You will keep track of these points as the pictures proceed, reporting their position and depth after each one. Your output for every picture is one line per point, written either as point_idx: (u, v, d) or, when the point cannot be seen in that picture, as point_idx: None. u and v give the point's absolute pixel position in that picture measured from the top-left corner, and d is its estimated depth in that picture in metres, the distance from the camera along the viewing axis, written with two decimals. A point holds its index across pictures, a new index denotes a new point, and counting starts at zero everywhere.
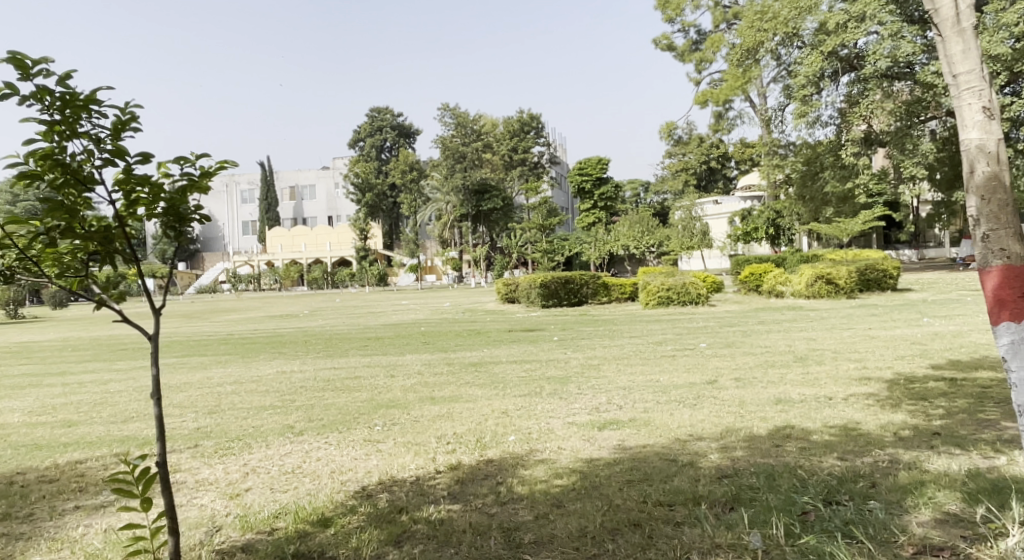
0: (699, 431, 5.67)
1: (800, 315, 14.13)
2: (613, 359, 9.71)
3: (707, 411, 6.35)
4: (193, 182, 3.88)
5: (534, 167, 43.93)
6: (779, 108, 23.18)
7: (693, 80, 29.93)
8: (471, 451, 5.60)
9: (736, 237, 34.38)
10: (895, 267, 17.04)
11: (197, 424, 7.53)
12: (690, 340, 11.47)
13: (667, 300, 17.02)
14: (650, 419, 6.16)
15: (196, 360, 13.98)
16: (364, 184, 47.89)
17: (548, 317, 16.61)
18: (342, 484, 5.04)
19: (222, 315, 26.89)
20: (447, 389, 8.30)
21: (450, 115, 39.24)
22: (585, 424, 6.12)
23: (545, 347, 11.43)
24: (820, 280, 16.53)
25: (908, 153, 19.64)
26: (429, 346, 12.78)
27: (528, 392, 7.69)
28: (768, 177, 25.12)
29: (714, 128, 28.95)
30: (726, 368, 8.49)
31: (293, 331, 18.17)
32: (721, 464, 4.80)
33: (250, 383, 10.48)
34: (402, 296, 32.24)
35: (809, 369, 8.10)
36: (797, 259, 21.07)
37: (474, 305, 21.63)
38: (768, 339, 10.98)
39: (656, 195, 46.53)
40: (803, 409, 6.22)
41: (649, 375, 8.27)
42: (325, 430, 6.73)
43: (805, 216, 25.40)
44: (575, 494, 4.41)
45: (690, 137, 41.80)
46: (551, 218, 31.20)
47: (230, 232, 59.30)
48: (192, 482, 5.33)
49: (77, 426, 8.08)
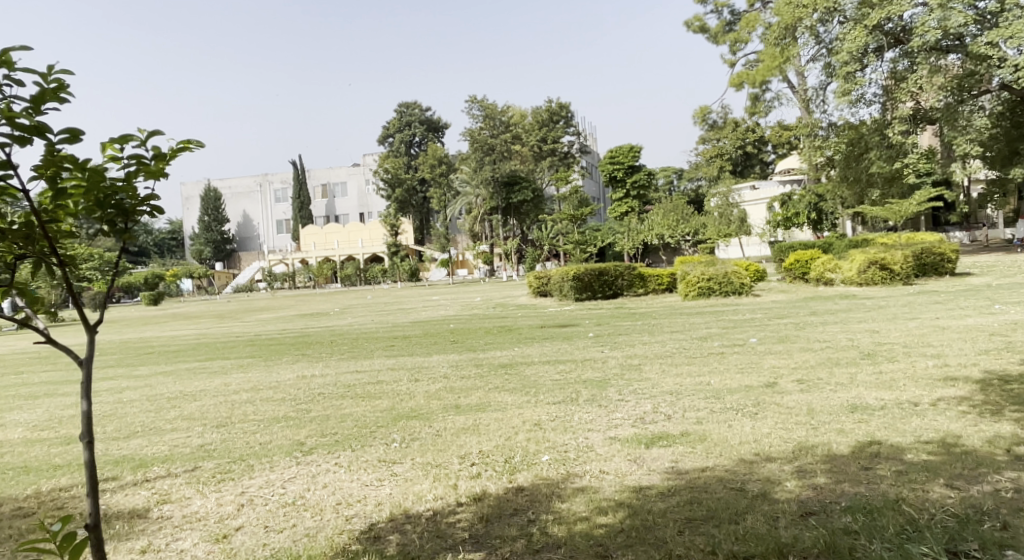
0: (766, 449, 4.80)
1: (857, 304, 13.10)
2: (655, 359, 8.81)
3: (773, 422, 5.48)
4: (140, 166, 3.10)
5: (565, 157, 42.71)
6: (820, 86, 21.64)
7: (728, 61, 28.55)
8: (499, 475, 4.81)
9: (775, 223, 33.24)
10: (952, 250, 15.92)
11: (202, 441, 6.84)
12: (738, 335, 10.51)
13: (708, 292, 16.00)
14: (706, 433, 5.30)
15: (217, 364, 13.41)
16: (394, 179, 47.22)
17: (582, 310, 15.82)
18: (346, 521, 4.32)
19: (253, 315, 26.45)
20: (474, 395, 7.50)
21: (478, 106, 38.41)
22: (630, 440, 5.28)
23: (580, 345, 10.58)
24: (873, 266, 15.43)
25: (960, 129, 17.94)
26: (458, 345, 12.01)
27: (563, 398, 6.86)
28: (809, 160, 23.51)
29: (750, 110, 27.61)
30: (784, 367, 7.56)
31: (320, 331, 17.55)
32: (801, 495, 3.97)
33: (266, 390, 9.79)
34: (433, 291, 31.63)
35: (881, 368, 7.13)
36: (845, 245, 19.88)
37: (506, 300, 20.78)
38: (824, 333, 10.04)
39: (691, 182, 45.22)
40: (887, 418, 5.33)
41: (698, 377, 7.39)
42: (337, 448, 5.97)
43: (850, 198, 23.98)
44: (624, 539, 3.67)
45: (724, 121, 40.94)
46: (583, 210, 30.33)
47: (264, 231, 59.26)
48: (178, 519, 4.66)
49: (76, 443, 7.44)
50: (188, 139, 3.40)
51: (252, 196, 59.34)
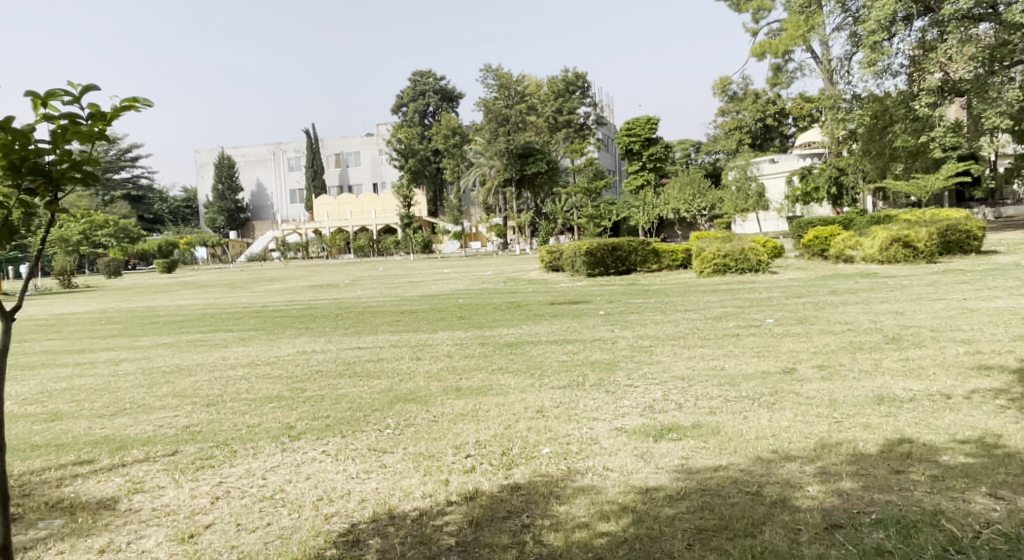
0: (786, 446, 4.39)
1: (879, 283, 12.61)
2: (667, 340, 8.38)
3: (792, 414, 5.05)
4: (71, 129, 2.92)
5: (580, 129, 41.94)
6: (845, 57, 20.83)
7: (750, 31, 27.75)
8: (495, 470, 4.46)
9: (794, 198, 32.59)
10: (979, 228, 15.34)
11: (188, 422, 6.50)
12: (754, 315, 10.05)
13: (723, 268, 15.49)
14: (720, 426, 4.88)
15: (219, 336, 13.11)
16: (407, 150, 46.51)
17: (593, 286, 15.44)
18: (324, 521, 3.96)
19: (263, 285, 26.19)
20: (476, 377, 7.11)
21: (493, 76, 37.78)
22: (637, 433, 4.88)
23: (590, 324, 10.16)
24: (896, 243, 14.89)
25: (990, 102, 16.99)
26: (464, 321, 11.61)
27: (569, 382, 6.48)
28: (831, 133, 22.55)
29: (772, 81, 26.79)
30: (803, 352, 7.12)
31: (326, 303, 17.22)
32: (826, 504, 3.58)
33: (265, 366, 9.45)
34: (447, 264, 31.31)
35: (909, 354, 6.66)
36: (867, 221, 19.26)
37: (517, 274, 20.35)
38: (845, 313, 9.59)
39: (709, 155, 44.43)
40: (917, 412, 4.90)
41: (712, 360, 6.99)
42: (326, 434, 5.60)
43: (873, 173, 23.27)
44: (626, 552, 3.33)
45: (745, 93, 40.19)
46: (597, 183, 29.95)
47: (278, 200, 58.95)
48: (145, 514, 4.34)
49: (60, 420, 7.12)
50: (133, 97, 3.28)
51: (266, 164, 58.98)
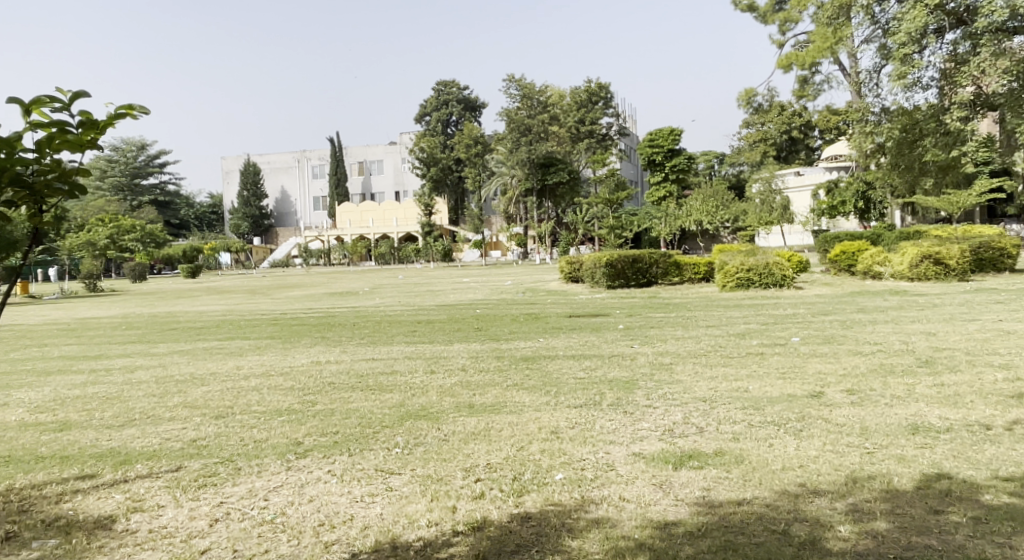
0: (814, 479, 4.14)
1: (909, 301, 12.25)
2: (689, 358, 8.12)
3: (821, 443, 4.79)
4: (59, 137, 2.81)
5: (603, 139, 41.75)
6: (874, 69, 20.37)
7: (777, 42, 27.34)
8: (506, 497, 4.25)
9: (820, 212, 32.22)
10: (1013, 245, 14.91)
11: (196, 435, 6.36)
12: (779, 333, 9.75)
13: (747, 283, 15.17)
14: (744, 454, 4.64)
15: (235, 344, 13.02)
16: (429, 159, 46.54)
17: (614, 299, 15.20)
18: (325, 551, 3.81)
19: (284, 292, 26.16)
20: (490, 393, 6.90)
21: (516, 86, 37.78)
22: (656, 459, 4.64)
23: (609, 338, 9.91)
24: (927, 260, 14.51)
25: None
26: (481, 333, 11.40)
27: (586, 401, 6.24)
28: (859, 147, 22.04)
29: (799, 93, 26.42)
30: (831, 374, 6.82)
31: (344, 311, 17.09)
32: (857, 549, 3.36)
33: (278, 376, 9.30)
34: (466, 272, 31.19)
35: (943, 380, 6.35)
36: (895, 237, 18.81)
37: (536, 284, 20.11)
38: (874, 333, 9.26)
39: (732, 167, 43.99)
40: (955, 444, 4.63)
41: (736, 381, 6.71)
42: (333, 452, 5.41)
43: (901, 188, 22.73)
44: None
45: (771, 105, 39.80)
46: (618, 193, 29.72)
47: (301, 207, 59.25)
48: (142, 536, 4.20)
49: (68, 430, 6.99)
50: (128, 103, 3.20)
51: (290, 171, 59.29)
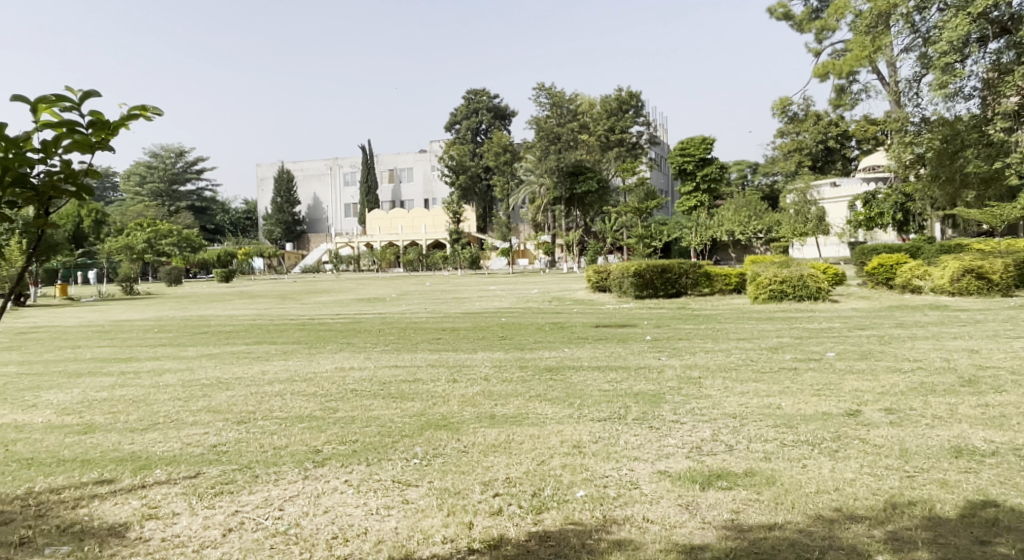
0: (850, 503, 3.94)
1: (949, 316, 11.88)
2: (718, 371, 7.90)
3: (858, 465, 4.57)
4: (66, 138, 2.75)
5: (633, 147, 41.50)
6: (914, 78, 19.99)
7: (813, 51, 26.92)
8: (525, 513, 4.11)
9: (856, 223, 31.69)
10: None
11: (216, 440, 6.29)
12: (812, 347, 9.48)
13: (779, 295, 14.85)
14: (776, 475, 4.43)
15: (262, 348, 13.03)
16: (459, 166, 46.66)
17: (643, 309, 14.99)
18: None
19: (314, 297, 26.32)
20: (512, 404, 6.74)
21: (546, 94, 37.71)
22: (682, 478, 4.46)
23: (636, 350, 9.72)
24: (969, 274, 14.14)
25: None
26: (506, 342, 11.26)
27: (610, 415, 6.07)
28: (898, 158, 21.54)
29: (835, 103, 26.00)
30: (869, 392, 6.56)
31: (372, 317, 17.08)
32: None
33: (301, 382, 9.24)
34: (495, 280, 31.15)
35: (988, 400, 6.08)
36: (934, 250, 18.33)
37: (564, 293, 19.92)
38: (912, 349, 8.96)
39: (765, 177, 43.42)
40: (1001, 469, 4.39)
41: (768, 397, 6.49)
42: (350, 461, 5.30)
43: (941, 200, 22.14)
44: None
45: (806, 113, 39.25)
46: (648, 202, 29.48)
47: (334, 214, 59.70)
48: (154, 544, 4.13)
49: (92, 432, 6.98)
50: (142, 105, 3.13)
51: (323, 178, 59.80)
